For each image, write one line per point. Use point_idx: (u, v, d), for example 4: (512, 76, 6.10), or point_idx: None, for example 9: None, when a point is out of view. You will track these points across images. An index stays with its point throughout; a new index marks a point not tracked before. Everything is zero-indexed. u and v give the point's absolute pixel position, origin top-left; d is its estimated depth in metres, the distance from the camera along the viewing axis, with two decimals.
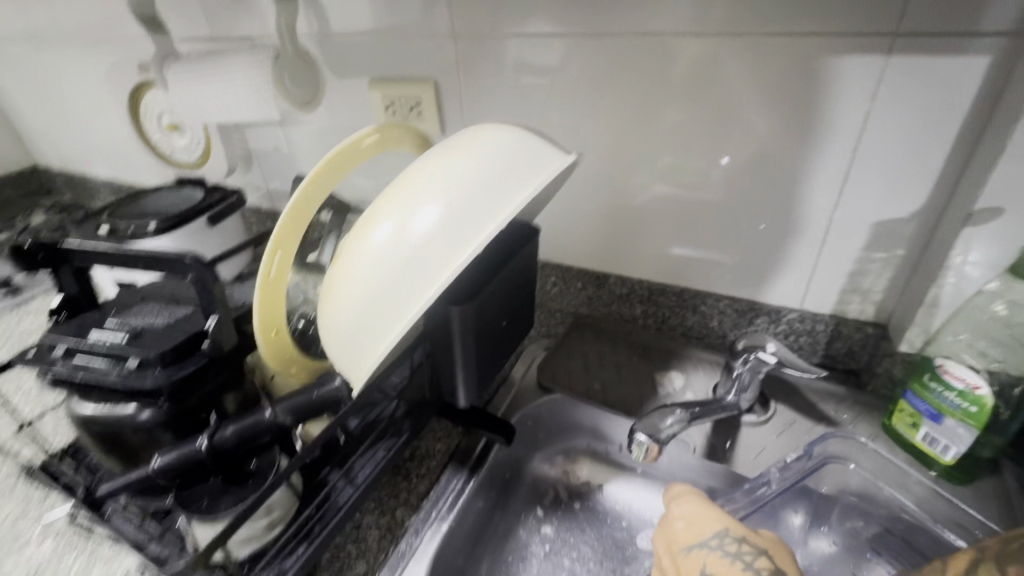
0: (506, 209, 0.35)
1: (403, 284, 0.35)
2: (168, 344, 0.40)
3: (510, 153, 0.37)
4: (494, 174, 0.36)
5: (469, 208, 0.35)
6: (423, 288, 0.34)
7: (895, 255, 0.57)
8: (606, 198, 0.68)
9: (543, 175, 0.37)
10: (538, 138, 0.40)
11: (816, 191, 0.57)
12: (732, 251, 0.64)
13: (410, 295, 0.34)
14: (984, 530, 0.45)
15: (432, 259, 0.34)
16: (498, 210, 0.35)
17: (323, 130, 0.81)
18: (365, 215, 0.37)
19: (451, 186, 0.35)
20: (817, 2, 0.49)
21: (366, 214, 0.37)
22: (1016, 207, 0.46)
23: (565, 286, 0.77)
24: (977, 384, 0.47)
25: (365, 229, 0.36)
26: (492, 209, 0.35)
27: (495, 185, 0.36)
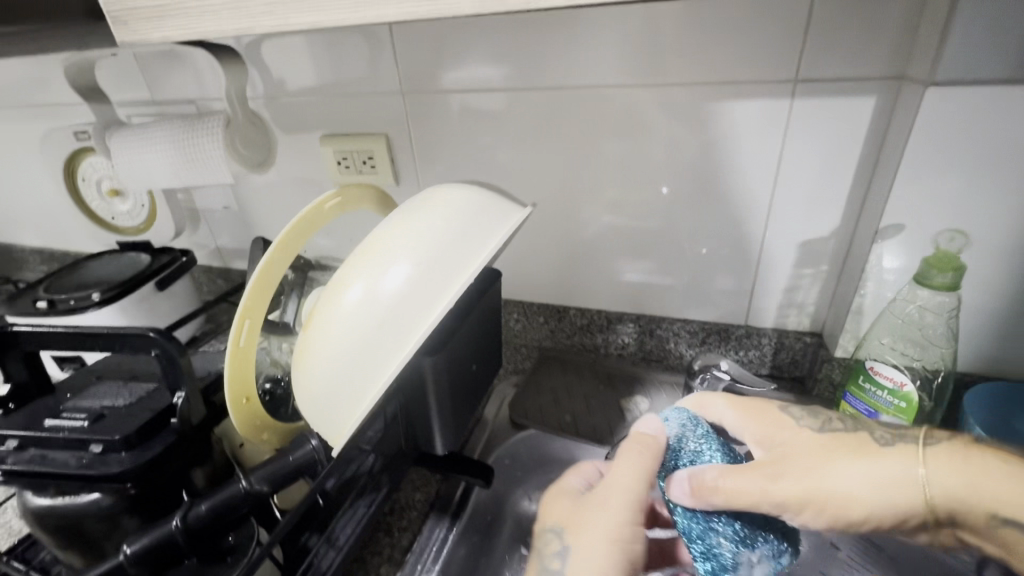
0: (473, 263, 0.38)
1: (379, 341, 0.36)
2: (133, 425, 0.39)
3: (473, 210, 0.40)
4: (459, 231, 0.38)
5: (438, 265, 0.37)
6: (398, 345, 0.36)
7: (821, 270, 0.63)
8: (558, 234, 0.72)
9: (507, 228, 0.40)
10: (499, 194, 0.43)
11: (748, 218, 0.63)
12: (680, 274, 0.69)
13: (387, 351, 0.36)
14: None
15: (407, 316, 0.36)
16: (465, 265, 0.37)
17: (275, 187, 0.82)
18: (337, 278, 0.39)
19: (420, 245, 0.37)
20: (727, 54, 0.55)
21: (337, 276, 0.39)
22: (912, 223, 0.52)
23: (527, 322, 0.80)
24: (903, 381, 0.52)
25: (337, 291, 0.38)
26: (459, 265, 0.37)
27: (462, 241, 0.38)
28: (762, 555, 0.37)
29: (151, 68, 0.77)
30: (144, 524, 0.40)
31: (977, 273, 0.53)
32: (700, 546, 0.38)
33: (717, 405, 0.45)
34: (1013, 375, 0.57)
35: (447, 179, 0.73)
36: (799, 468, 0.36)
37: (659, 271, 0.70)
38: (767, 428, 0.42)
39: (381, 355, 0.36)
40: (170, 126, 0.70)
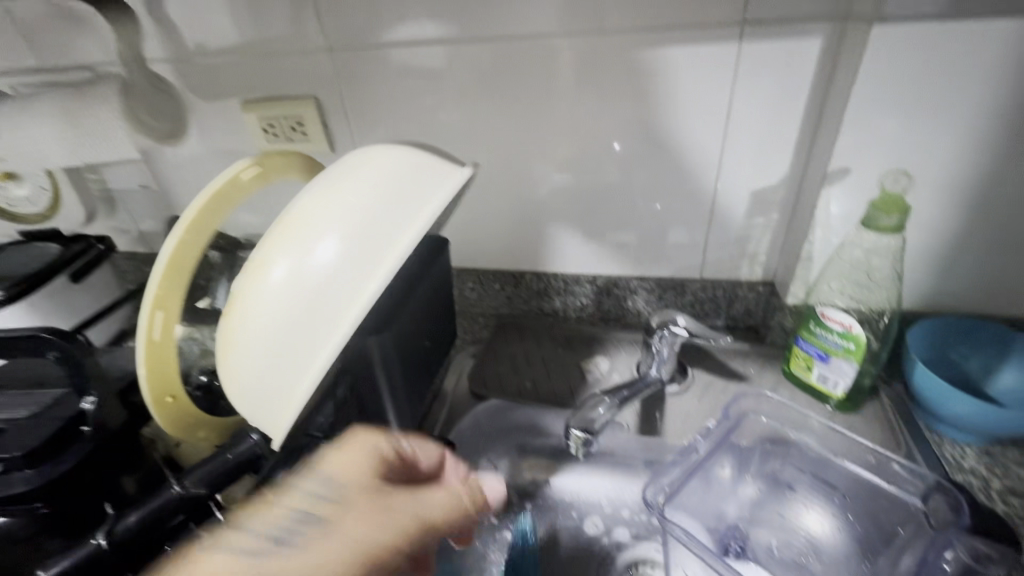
0: (412, 231, 0.34)
1: (309, 325, 0.33)
2: (38, 438, 0.35)
3: (407, 173, 0.36)
4: (392, 200, 0.35)
5: (371, 237, 0.33)
6: (334, 327, 0.33)
7: (771, 219, 0.63)
8: (510, 196, 0.69)
9: (446, 191, 0.36)
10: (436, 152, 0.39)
11: (700, 169, 0.61)
12: (636, 231, 0.67)
13: (319, 337, 0.33)
14: (873, 453, 0.50)
15: (339, 297, 0.33)
16: (402, 233, 0.34)
17: (196, 161, 0.74)
18: (255, 257, 0.34)
19: (349, 216, 0.34)
20: None
21: (257, 254, 0.35)
22: (858, 166, 0.53)
23: (484, 290, 0.77)
24: (851, 325, 0.53)
25: (259, 271, 0.34)
26: (395, 234, 0.34)
27: (395, 209, 0.35)
28: None
29: (32, 28, 0.67)
30: (67, 544, 0.37)
31: (918, 214, 0.54)
32: None
33: None
34: (949, 309, 0.60)
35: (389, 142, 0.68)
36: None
37: (615, 229, 0.68)
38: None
39: (313, 341, 0.33)
40: (59, 96, 0.61)
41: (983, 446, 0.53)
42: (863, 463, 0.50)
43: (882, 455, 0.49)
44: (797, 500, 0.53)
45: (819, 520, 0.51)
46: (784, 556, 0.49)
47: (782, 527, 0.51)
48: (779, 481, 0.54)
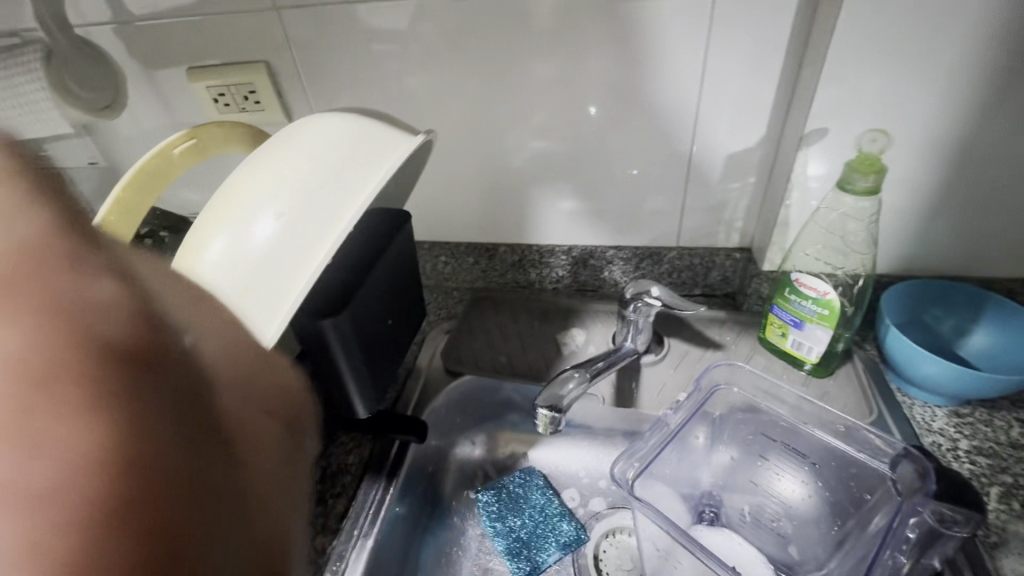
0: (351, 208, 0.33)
1: (253, 294, 0.32)
2: None
3: (353, 135, 0.35)
4: (338, 163, 0.34)
5: (315, 204, 0.33)
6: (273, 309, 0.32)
7: (748, 183, 0.61)
8: (482, 165, 0.66)
9: (396, 153, 0.35)
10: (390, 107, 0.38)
11: (675, 131, 0.59)
12: (612, 198, 0.65)
13: (256, 316, 0.32)
14: (843, 422, 0.49)
15: (275, 280, 0.32)
16: (341, 210, 0.33)
17: (146, 135, 0.69)
18: (199, 226, 0.34)
19: (293, 183, 0.33)
20: None
21: (193, 233, 0.34)
22: (836, 126, 0.51)
23: (457, 264, 0.74)
24: (826, 291, 0.52)
25: (193, 252, 0.33)
26: (334, 212, 0.33)
27: (340, 173, 0.33)
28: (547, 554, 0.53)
29: None
30: None
31: (895, 175, 0.52)
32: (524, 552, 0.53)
33: None
34: (924, 271, 0.59)
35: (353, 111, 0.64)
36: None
37: (590, 197, 0.66)
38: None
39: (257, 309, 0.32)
40: None
41: (951, 406, 0.53)
42: (832, 430, 0.50)
43: (850, 426, 0.48)
44: (767, 467, 0.53)
45: (793, 485, 0.51)
46: (756, 519, 0.52)
47: (756, 492, 0.53)
48: (752, 449, 0.54)
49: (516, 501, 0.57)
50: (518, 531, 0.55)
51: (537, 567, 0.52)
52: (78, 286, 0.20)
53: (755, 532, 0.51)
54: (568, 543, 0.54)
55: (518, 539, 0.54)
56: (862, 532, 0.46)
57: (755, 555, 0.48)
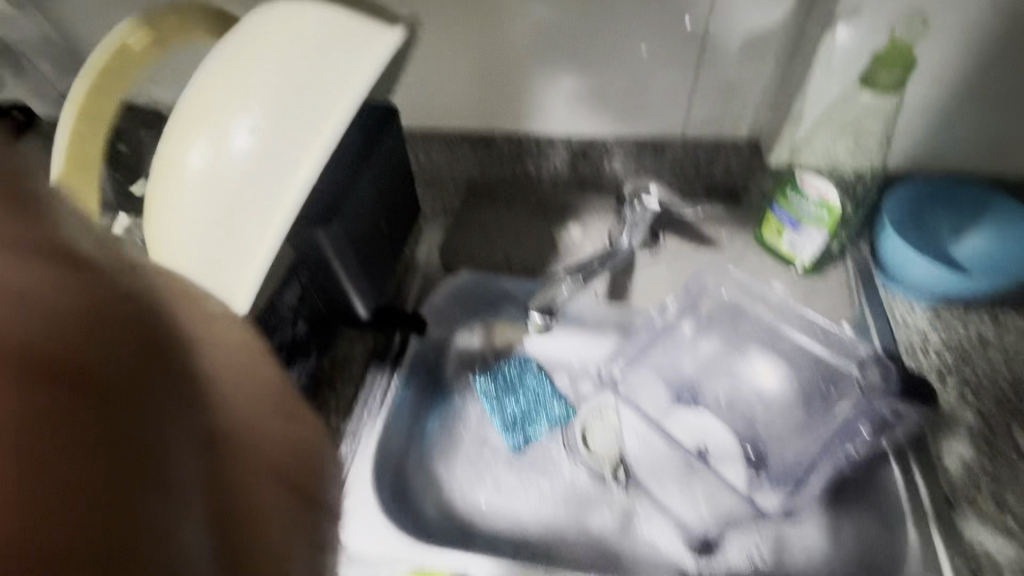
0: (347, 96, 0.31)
1: (212, 261, 0.32)
2: None
3: (302, 70, 0.31)
4: (284, 112, 0.31)
5: (266, 162, 0.31)
6: (281, 198, 0.32)
7: (765, 66, 0.56)
8: (474, 42, 0.59)
9: (354, 87, 0.31)
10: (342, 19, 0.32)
11: (690, 1, 0.52)
12: (618, 79, 0.60)
13: (265, 205, 0.32)
14: (822, 325, 0.53)
15: (278, 172, 0.31)
16: (339, 98, 0.31)
17: (98, 5, 0.62)
18: (154, 183, 0.33)
19: (259, 108, 0.31)
20: None
21: (178, 126, 0.32)
22: (873, 1, 0.45)
23: (450, 154, 0.68)
24: (827, 192, 0.52)
25: (184, 145, 0.32)
26: (332, 100, 0.31)
27: (289, 124, 0.31)
28: (544, 431, 0.60)
29: None
30: None
31: (925, 59, 0.48)
32: (519, 433, 0.59)
33: None
34: (937, 167, 0.57)
35: None
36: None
37: (594, 82, 0.61)
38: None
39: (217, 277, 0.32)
40: None
41: (931, 307, 0.55)
42: (810, 332, 0.54)
43: (826, 328, 0.53)
44: (748, 360, 0.57)
45: (770, 373, 0.55)
46: (732, 403, 0.56)
47: (734, 379, 0.57)
48: (734, 344, 0.57)
49: (512, 386, 0.61)
50: (512, 410, 0.60)
51: (528, 439, 0.59)
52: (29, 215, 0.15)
53: (728, 413, 0.56)
54: (558, 418, 0.60)
55: (512, 417, 0.60)
56: (826, 418, 0.52)
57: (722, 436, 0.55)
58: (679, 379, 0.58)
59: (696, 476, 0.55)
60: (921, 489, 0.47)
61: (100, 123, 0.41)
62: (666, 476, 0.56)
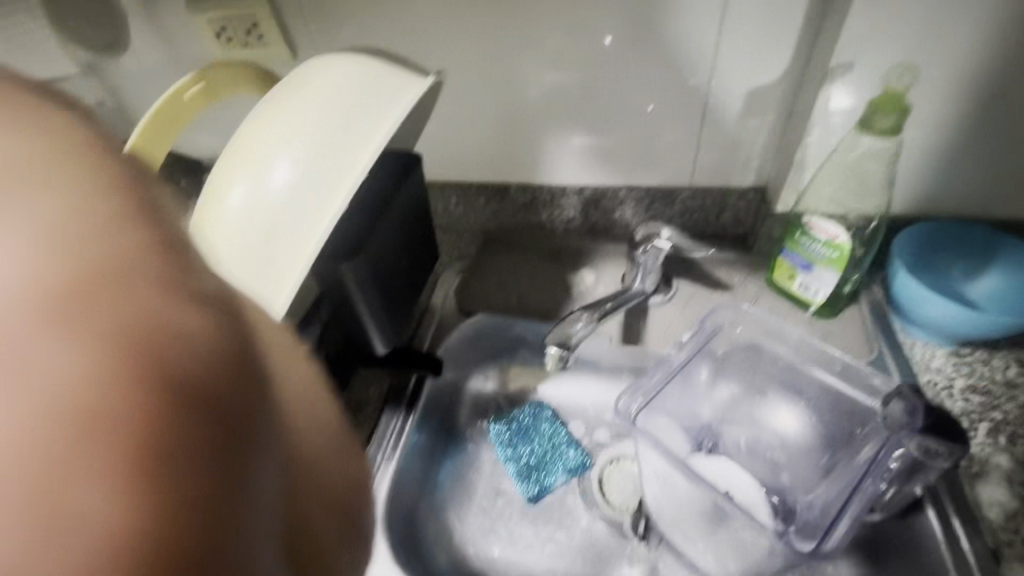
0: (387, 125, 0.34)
1: (257, 271, 0.33)
2: None
3: (348, 101, 0.34)
4: (322, 149, 0.33)
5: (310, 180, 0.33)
6: (323, 212, 0.33)
7: (766, 120, 0.59)
8: (492, 100, 0.63)
9: (394, 116, 0.34)
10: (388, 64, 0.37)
11: (692, 63, 0.56)
12: (627, 134, 0.63)
13: (307, 220, 0.33)
14: (841, 362, 0.52)
15: (321, 189, 0.33)
16: (380, 125, 0.34)
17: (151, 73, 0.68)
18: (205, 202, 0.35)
19: (307, 135, 0.34)
20: None
21: (231, 150, 0.35)
22: (865, 58, 0.48)
23: (468, 204, 0.73)
24: (837, 234, 0.53)
25: (236, 165, 0.34)
26: (374, 128, 0.34)
27: (335, 150, 0.33)
28: (560, 480, 0.59)
29: None
30: None
31: (920, 110, 0.50)
32: (534, 481, 0.58)
33: None
34: (943, 211, 0.58)
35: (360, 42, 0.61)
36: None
37: (606, 135, 0.64)
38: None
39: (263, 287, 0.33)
40: None
41: (951, 347, 0.55)
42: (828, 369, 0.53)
43: (848, 365, 0.52)
44: (768, 404, 0.55)
45: (791, 419, 0.53)
46: (754, 449, 0.54)
47: (754, 425, 0.54)
48: (752, 387, 0.56)
49: (526, 431, 0.61)
50: (528, 457, 0.59)
51: (546, 489, 0.58)
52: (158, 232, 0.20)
53: (750, 460, 0.53)
54: (576, 468, 0.59)
55: (528, 465, 0.59)
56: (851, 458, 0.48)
57: (748, 484, 0.50)
58: (698, 424, 0.55)
59: (724, 528, 0.48)
60: (961, 540, 0.44)
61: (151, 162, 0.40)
62: (689, 527, 0.50)
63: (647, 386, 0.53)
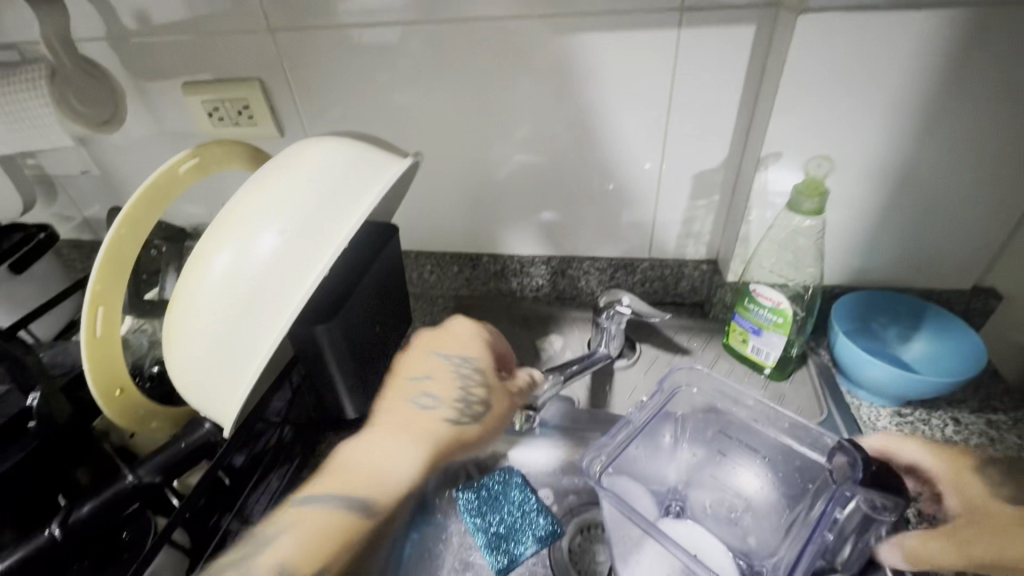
0: (353, 214, 0.37)
1: (224, 354, 0.36)
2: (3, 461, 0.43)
3: (317, 192, 0.37)
4: (287, 239, 0.36)
5: (278, 268, 0.35)
6: (286, 299, 0.35)
7: (713, 200, 0.66)
8: (467, 177, 0.69)
9: (359, 207, 0.37)
10: (362, 155, 0.40)
11: (644, 150, 0.63)
12: (590, 209, 0.69)
13: (270, 305, 0.35)
14: (792, 421, 0.54)
15: (284, 276, 0.35)
16: (346, 215, 0.37)
17: (142, 146, 0.72)
18: (179, 286, 0.38)
19: (276, 223, 0.36)
20: None
21: (205, 237, 0.37)
22: (789, 150, 0.55)
23: (442, 273, 0.78)
24: (778, 301, 0.57)
25: (207, 252, 0.37)
26: (341, 217, 0.37)
27: (304, 237, 0.36)
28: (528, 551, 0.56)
29: None
30: (20, 534, 0.44)
31: (841, 194, 0.58)
32: (501, 552, 0.55)
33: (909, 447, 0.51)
34: (872, 282, 0.64)
35: (344, 123, 0.66)
36: (997, 530, 0.48)
37: (570, 212, 0.70)
38: (965, 486, 0.51)
39: (222, 383, 0.37)
40: None
41: (893, 407, 0.58)
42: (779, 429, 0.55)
43: (794, 423, 0.54)
44: (730, 467, 0.57)
45: (753, 478, 0.55)
46: (718, 512, 0.55)
47: (718, 487, 0.57)
48: (712, 449, 0.58)
49: (494, 497, 0.59)
50: (496, 526, 0.57)
51: (513, 559, 0.55)
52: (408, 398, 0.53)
53: (715, 522, 0.55)
54: (544, 537, 0.57)
55: (495, 534, 0.56)
56: (807, 515, 0.49)
57: (715, 547, 0.51)
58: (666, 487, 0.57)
59: None
60: None
61: (139, 232, 0.42)
62: None
63: (610, 451, 0.53)
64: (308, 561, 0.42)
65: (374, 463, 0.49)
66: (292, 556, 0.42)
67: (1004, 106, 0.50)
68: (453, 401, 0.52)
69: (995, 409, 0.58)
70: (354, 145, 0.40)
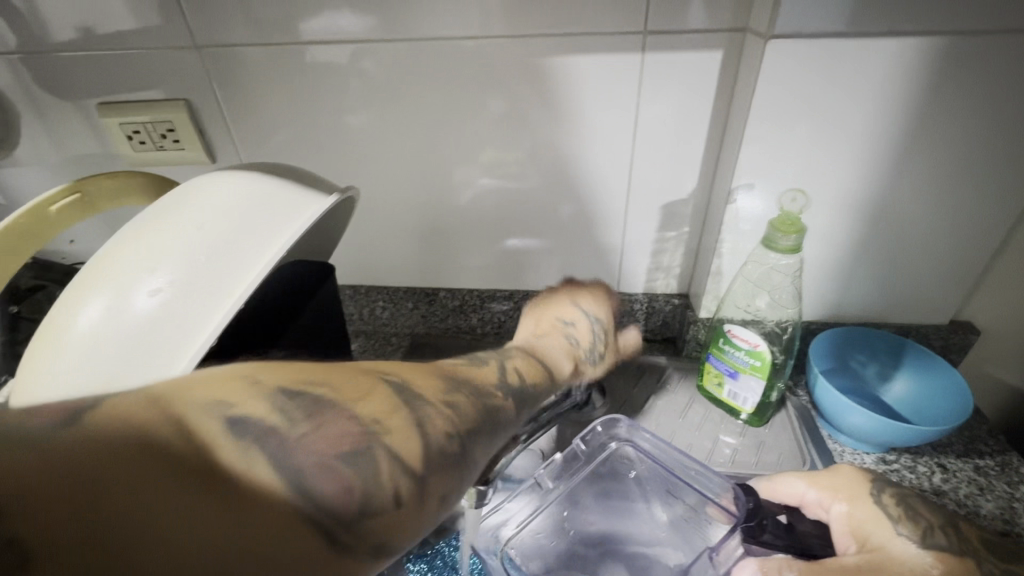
0: (257, 264, 0.31)
1: None
2: None
3: (210, 241, 0.31)
4: (171, 297, 0.29)
5: (172, 316, 0.29)
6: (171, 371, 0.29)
7: (683, 233, 0.62)
8: (423, 206, 0.63)
9: (266, 256, 0.31)
10: (272, 193, 0.34)
11: (610, 179, 0.59)
12: (552, 237, 0.64)
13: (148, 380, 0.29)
14: (692, 467, 0.52)
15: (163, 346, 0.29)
16: (246, 266, 0.31)
17: (52, 171, 0.64)
18: (34, 358, 0.30)
19: (156, 278, 0.30)
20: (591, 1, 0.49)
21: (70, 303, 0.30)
22: (761, 181, 0.52)
23: (395, 308, 0.71)
24: (756, 343, 0.53)
25: (70, 319, 0.30)
26: (241, 269, 0.30)
27: (192, 293, 0.29)
28: None
29: None
30: None
31: (817, 227, 0.54)
32: None
33: (795, 483, 0.47)
34: (849, 317, 0.61)
35: (287, 149, 0.60)
36: None
37: (537, 243, 0.65)
38: (865, 519, 0.43)
39: None
40: None
41: (877, 453, 0.55)
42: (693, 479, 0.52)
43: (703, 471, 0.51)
44: (700, 526, 0.50)
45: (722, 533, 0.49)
46: None
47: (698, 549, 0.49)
48: (676, 507, 0.52)
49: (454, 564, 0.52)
50: None
51: None
52: (552, 323, 0.52)
53: None
54: None
55: None
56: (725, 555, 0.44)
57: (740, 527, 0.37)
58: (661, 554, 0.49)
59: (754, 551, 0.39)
60: None
61: None
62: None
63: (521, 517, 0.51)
64: (530, 374, 0.39)
65: (547, 349, 0.46)
66: (520, 369, 0.38)
67: (981, 139, 0.48)
68: (589, 344, 0.51)
69: (982, 454, 0.55)
70: (260, 181, 0.34)
